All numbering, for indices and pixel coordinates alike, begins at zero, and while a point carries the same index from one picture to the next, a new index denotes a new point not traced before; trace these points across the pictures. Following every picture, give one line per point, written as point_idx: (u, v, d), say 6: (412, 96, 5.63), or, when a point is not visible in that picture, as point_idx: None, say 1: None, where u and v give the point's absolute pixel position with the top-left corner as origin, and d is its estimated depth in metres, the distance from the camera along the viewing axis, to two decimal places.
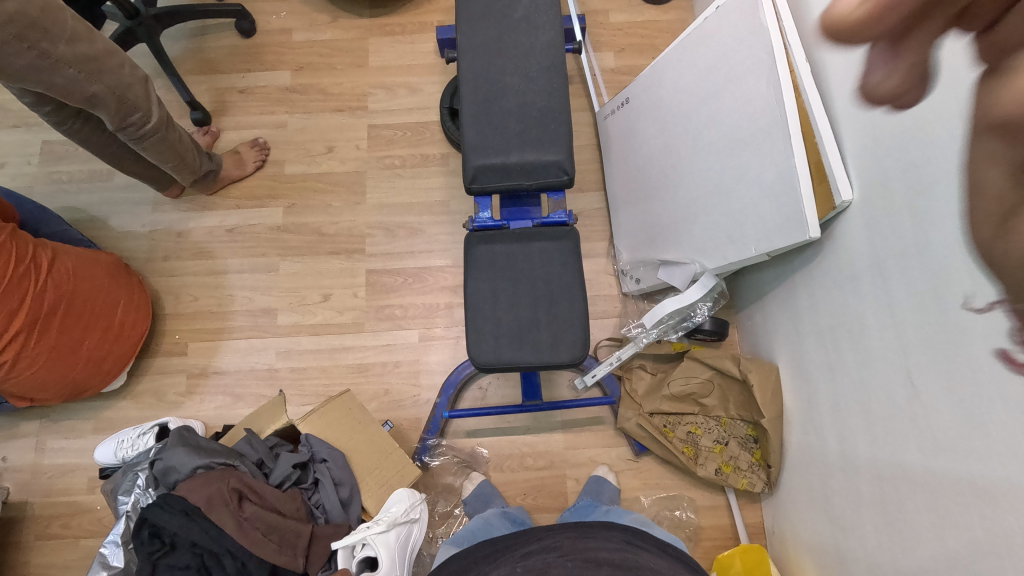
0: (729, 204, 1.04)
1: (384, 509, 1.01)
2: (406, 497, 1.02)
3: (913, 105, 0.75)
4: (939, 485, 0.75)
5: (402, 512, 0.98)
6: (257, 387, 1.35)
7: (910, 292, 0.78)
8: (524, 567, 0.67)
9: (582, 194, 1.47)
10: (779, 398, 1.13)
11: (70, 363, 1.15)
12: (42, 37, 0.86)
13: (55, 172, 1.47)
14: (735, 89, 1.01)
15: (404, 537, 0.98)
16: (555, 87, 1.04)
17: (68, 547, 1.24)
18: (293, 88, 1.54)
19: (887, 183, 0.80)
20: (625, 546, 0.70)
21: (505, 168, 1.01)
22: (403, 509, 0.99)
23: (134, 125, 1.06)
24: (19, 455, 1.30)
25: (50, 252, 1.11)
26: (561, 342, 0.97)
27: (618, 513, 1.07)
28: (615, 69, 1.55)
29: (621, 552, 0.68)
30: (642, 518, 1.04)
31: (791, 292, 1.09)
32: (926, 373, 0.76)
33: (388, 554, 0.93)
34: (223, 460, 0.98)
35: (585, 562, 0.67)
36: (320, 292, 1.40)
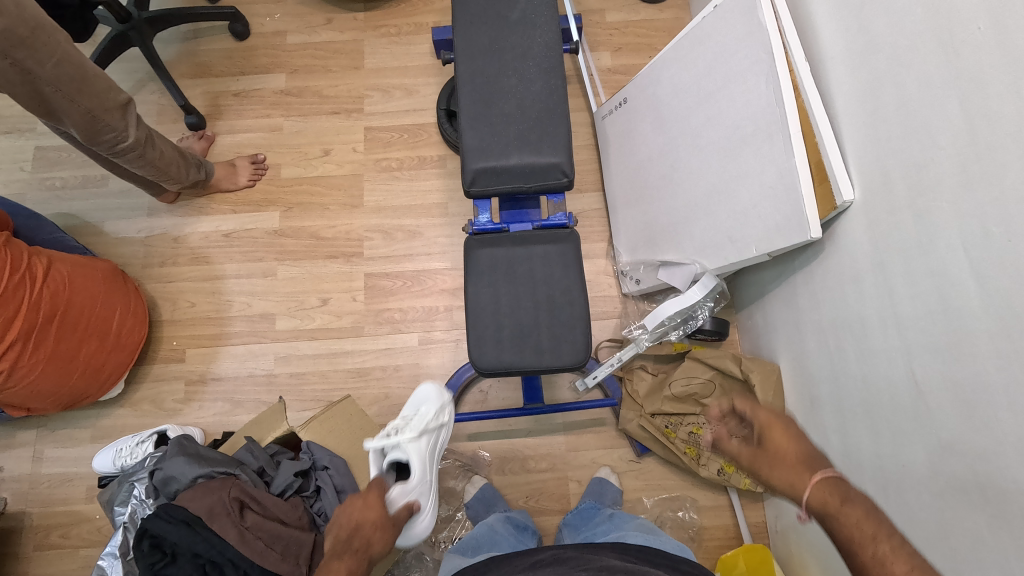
0: (728, 203, 1.04)
1: (409, 413, 1.00)
2: (430, 397, 1.02)
3: (914, 105, 0.75)
4: (944, 484, 0.75)
5: (428, 416, 0.98)
6: (256, 393, 1.34)
7: (912, 292, 0.78)
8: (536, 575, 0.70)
9: (581, 195, 1.47)
10: (779, 398, 1.13)
11: (68, 372, 1.14)
12: (26, 55, 0.88)
13: (48, 178, 1.46)
14: (734, 89, 1.01)
15: (433, 441, 0.98)
16: (553, 89, 1.03)
17: (67, 557, 1.23)
18: (288, 91, 1.53)
19: (888, 182, 0.80)
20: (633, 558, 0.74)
21: (503, 170, 1.00)
22: (428, 414, 0.98)
23: (108, 142, 1.08)
24: (16, 465, 1.29)
25: (45, 260, 1.10)
26: (563, 345, 0.96)
27: (621, 517, 1.07)
28: (612, 68, 1.54)
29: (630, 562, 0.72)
30: (644, 522, 1.04)
31: (792, 292, 1.08)
32: (930, 374, 0.76)
33: (421, 456, 0.93)
34: (223, 469, 0.97)
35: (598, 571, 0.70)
36: (318, 296, 1.39)
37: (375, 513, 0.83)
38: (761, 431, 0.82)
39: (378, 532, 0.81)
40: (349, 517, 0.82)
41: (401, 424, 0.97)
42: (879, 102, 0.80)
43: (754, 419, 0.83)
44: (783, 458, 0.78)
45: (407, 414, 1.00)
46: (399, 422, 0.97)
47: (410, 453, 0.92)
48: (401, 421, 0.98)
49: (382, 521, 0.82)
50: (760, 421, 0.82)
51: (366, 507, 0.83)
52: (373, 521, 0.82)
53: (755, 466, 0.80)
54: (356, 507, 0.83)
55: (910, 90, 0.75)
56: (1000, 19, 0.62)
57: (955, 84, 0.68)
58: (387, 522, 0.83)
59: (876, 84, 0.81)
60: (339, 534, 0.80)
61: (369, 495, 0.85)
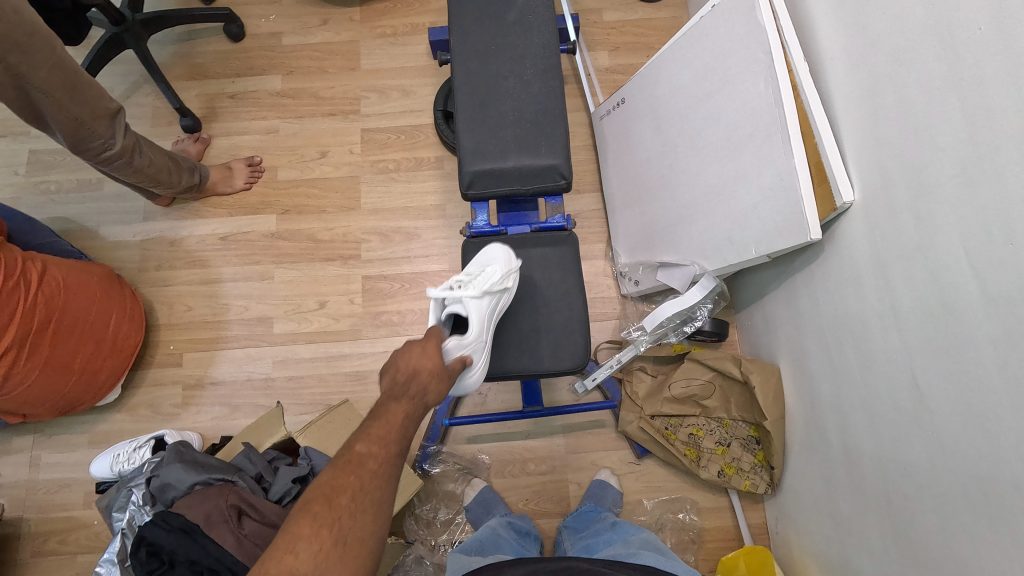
0: (727, 204, 1.04)
1: (472, 271, 0.91)
2: (496, 259, 0.93)
3: (915, 106, 0.74)
4: (946, 487, 0.74)
5: (491, 275, 0.89)
6: (254, 397, 1.33)
7: (914, 294, 0.77)
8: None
9: (580, 196, 1.46)
10: (780, 399, 1.12)
11: (63, 377, 1.13)
12: (19, 59, 0.87)
13: (42, 182, 1.45)
14: (732, 89, 1.00)
15: (495, 301, 0.88)
16: (550, 90, 1.03)
17: (65, 563, 1.23)
18: (284, 93, 1.52)
19: (888, 184, 0.80)
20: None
21: (501, 173, 1.00)
22: (495, 273, 0.89)
23: (94, 149, 1.07)
24: (14, 471, 1.28)
25: (40, 265, 1.09)
26: (562, 349, 0.96)
27: (625, 527, 1.06)
28: (610, 68, 1.53)
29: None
30: (651, 538, 1.01)
31: (792, 293, 1.08)
32: (931, 376, 0.75)
33: (480, 312, 0.84)
34: (221, 475, 0.97)
35: None
36: (316, 299, 1.39)
37: (433, 362, 0.75)
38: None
39: (436, 380, 0.74)
40: (405, 361, 0.74)
41: (462, 281, 0.88)
42: (879, 103, 0.80)
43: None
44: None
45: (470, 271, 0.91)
46: (460, 278, 0.88)
47: (468, 307, 0.83)
48: (462, 278, 0.89)
49: (438, 371, 0.75)
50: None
51: (423, 356, 0.75)
52: (429, 371, 0.74)
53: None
54: (414, 354, 0.75)
55: (910, 92, 0.75)
56: (1002, 20, 0.61)
57: (955, 85, 0.68)
58: (443, 373, 0.75)
59: (876, 84, 0.80)
60: (393, 374, 0.74)
61: (425, 346, 0.76)
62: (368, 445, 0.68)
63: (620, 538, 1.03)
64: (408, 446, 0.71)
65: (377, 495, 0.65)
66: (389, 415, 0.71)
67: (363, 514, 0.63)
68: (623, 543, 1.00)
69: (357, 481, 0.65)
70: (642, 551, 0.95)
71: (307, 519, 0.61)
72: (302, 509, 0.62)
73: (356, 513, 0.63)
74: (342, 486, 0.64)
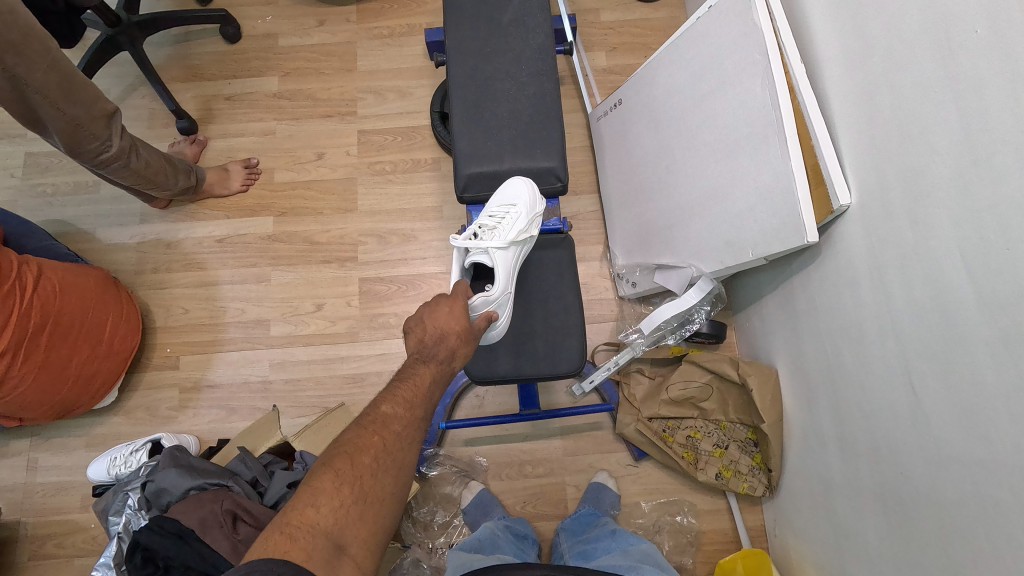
0: (724, 206, 1.03)
1: (495, 214, 0.94)
2: (520, 198, 0.94)
3: (912, 109, 0.73)
4: (943, 491, 0.74)
5: (513, 220, 0.92)
6: (251, 400, 1.33)
7: (911, 298, 0.77)
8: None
9: (577, 197, 1.46)
10: (778, 401, 1.12)
11: (60, 381, 1.13)
12: (16, 61, 0.87)
13: (38, 184, 1.44)
14: (729, 90, 1.00)
15: (517, 249, 0.92)
16: (545, 92, 1.02)
17: (62, 567, 1.23)
18: (281, 94, 1.52)
19: (885, 187, 0.79)
20: None
21: (496, 175, 0.99)
22: (518, 217, 0.92)
23: (91, 152, 1.06)
24: (11, 474, 1.28)
25: (35, 268, 1.09)
26: (558, 353, 0.95)
27: (625, 535, 1.06)
28: (607, 69, 1.53)
29: None
30: (650, 550, 1.02)
31: (789, 295, 1.07)
32: (928, 381, 0.75)
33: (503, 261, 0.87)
34: (217, 480, 0.97)
35: None
36: (313, 302, 1.38)
37: (456, 325, 0.78)
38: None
39: (462, 343, 0.77)
40: (431, 325, 0.77)
41: (485, 229, 0.92)
42: (876, 105, 0.79)
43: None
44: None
45: (493, 215, 0.94)
46: (483, 226, 0.92)
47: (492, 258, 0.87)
48: (485, 225, 0.92)
49: (460, 335, 0.78)
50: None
51: (448, 319, 0.78)
52: (453, 334, 0.77)
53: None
54: (439, 317, 0.78)
55: (907, 94, 0.74)
56: (999, 23, 0.61)
57: (952, 89, 0.67)
58: (466, 337, 0.78)
59: (872, 87, 0.80)
60: (419, 337, 0.77)
61: (450, 307, 0.79)
62: (394, 406, 0.70)
63: (619, 546, 1.03)
64: (433, 410, 0.74)
65: (399, 456, 0.67)
66: (415, 378, 0.74)
67: (385, 473, 0.65)
68: (622, 552, 1.01)
69: (381, 442, 0.66)
70: (643, 565, 0.95)
71: (330, 474, 0.61)
72: (325, 464, 0.63)
73: (378, 472, 0.64)
74: (365, 445, 0.65)
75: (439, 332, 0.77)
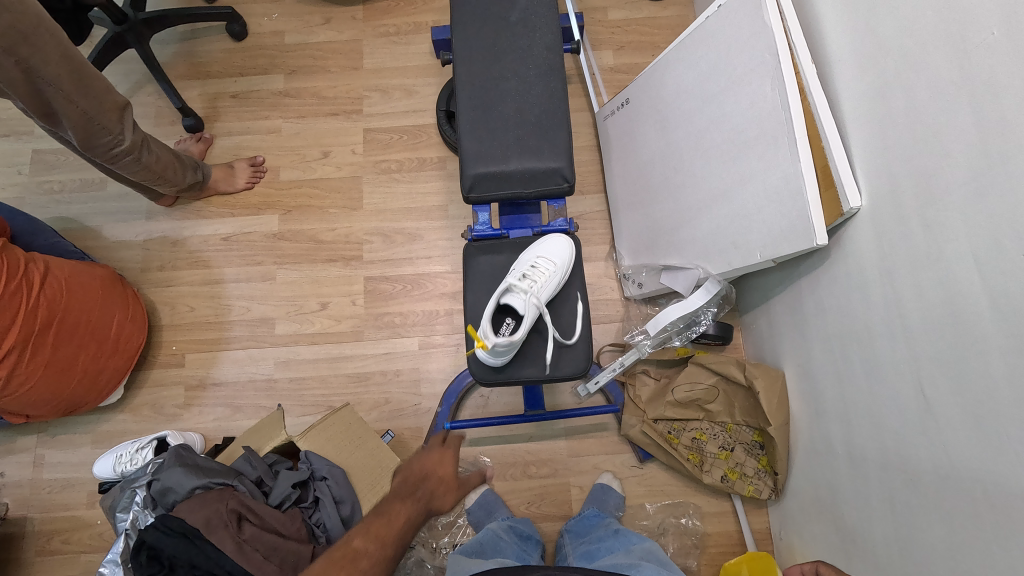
0: (732, 208, 1.02)
1: (542, 261, 0.96)
2: (562, 260, 0.96)
3: (926, 111, 0.72)
4: (952, 497, 0.73)
5: (556, 278, 0.95)
6: (256, 399, 1.33)
7: (923, 304, 0.76)
8: None
9: (583, 197, 1.45)
10: (785, 404, 1.11)
11: (65, 378, 1.13)
12: (30, 52, 0.87)
13: (46, 181, 1.45)
14: (738, 91, 0.99)
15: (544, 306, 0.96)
16: (553, 92, 1.01)
17: (68, 563, 1.23)
18: (287, 92, 1.52)
19: (896, 190, 0.78)
20: None
21: (503, 175, 0.98)
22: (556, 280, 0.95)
23: (103, 146, 1.06)
24: (18, 470, 1.29)
25: (42, 265, 1.09)
26: (564, 355, 0.95)
27: (628, 535, 1.05)
28: (614, 67, 1.52)
29: None
30: (654, 548, 1.00)
31: (798, 297, 1.06)
32: (939, 388, 0.74)
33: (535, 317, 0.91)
34: (222, 479, 0.97)
35: None
36: (318, 300, 1.38)
37: (447, 471, 0.93)
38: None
39: (444, 487, 0.91)
40: (427, 465, 0.92)
41: (529, 275, 0.94)
42: (888, 108, 0.78)
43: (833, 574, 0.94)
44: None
45: (540, 261, 0.96)
46: (529, 270, 0.93)
47: (528, 308, 0.90)
48: (530, 269, 0.94)
49: (451, 480, 0.92)
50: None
51: (441, 463, 0.93)
52: (446, 478, 0.92)
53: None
54: (434, 461, 0.93)
55: (919, 96, 0.73)
56: (1015, 24, 0.60)
57: (967, 91, 0.66)
58: (456, 484, 0.92)
59: (885, 89, 0.79)
60: (407, 475, 0.91)
61: (446, 453, 0.94)
62: (365, 541, 0.78)
63: (621, 547, 1.02)
64: (403, 549, 0.81)
65: None
66: (391, 516, 0.83)
67: None
68: (625, 552, 1.00)
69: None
70: (644, 562, 0.94)
71: None
72: None
73: None
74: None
75: (434, 473, 0.91)
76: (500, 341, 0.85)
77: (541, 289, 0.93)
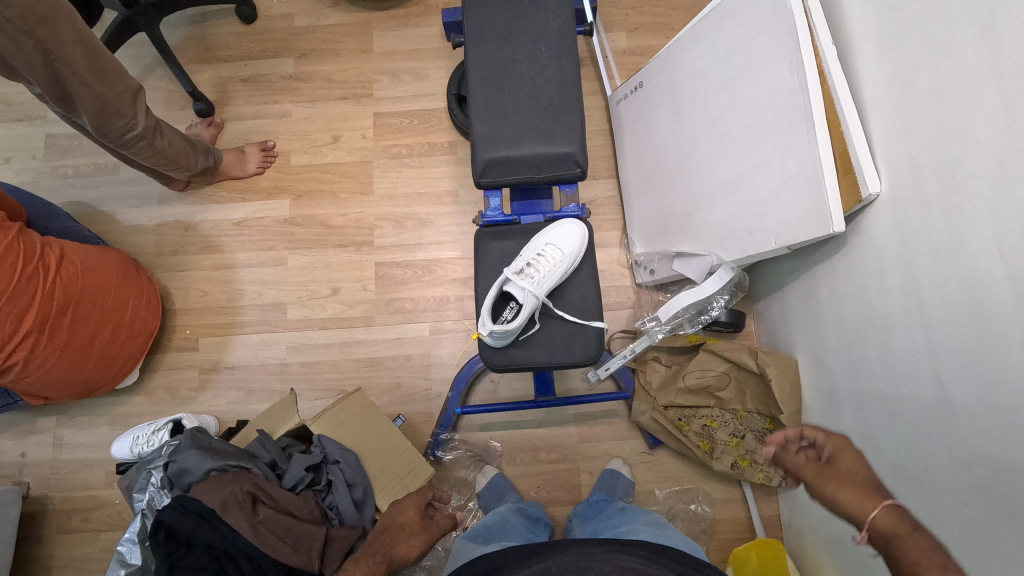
0: (746, 194, 1.01)
1: (550, 249, 0.95)
2: (569, 251, 0.95)
3: (949, 94, 0.71)
4: (966, 486, 0.73)
5: (561, 267, 0.94)
6: (269, 382, 1.34)
7: (942, 293, 0.75)
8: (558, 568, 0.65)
9: (595, 182, 1.44)
10: (797, 392, 1.10)
11: (82, 361, 1.15)
12: (47, 34, 0.87)
13: (59, 166, 1.46)
14: (755, 74, 0.97)
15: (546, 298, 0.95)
16: (565, 76, 1.00)
17: (89, 541, 1.26)
18: (297, 76, 1.51)
19: (918, 175, 0.77)
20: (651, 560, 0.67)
21: (515, 160, 0.97)
22: (560, 271, 0.94)
23: (117, 131, 1.07)
24: (38, 451, 1.31)
25: (58, 249, 1.11)
26: (575, 341, 0.94)
27: (634, 509, 1.06)
28: (627, 50, 1.49)
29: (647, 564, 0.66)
30: (657, 517, 1.02)
31: (812, 285, 1.05)
32: (958, 377, 0.73)
33: (534, 305, 0.90)
34: (237, 462, 0.98)
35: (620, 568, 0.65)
36: (329, 285, 1.39)
37: (409, 516, 0.90)
38: (834, 451, 0.69)
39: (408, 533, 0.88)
40: (390, 517, 0.91)
41: (533, 264, 0.93)
42: (911, 91, 0.77)
43: (827, 438, 0.71)
44: (855, 480, 0.66)
45: (547, 248, 0.95)
46: (534, 259, 0.93)
47: (525, 296, 0.89)
48: (535, 257, 0.93)
49: (414, 526, 0.89)
50: (834, 441, 0.70)
51: (402, 511, 0.91)
52: (407, 524, 0.89)
53: (820, 482, 0.67)
54: (395, 511, 0.91)
55: (945, 78, 0.71)
56: None
57: (995, 72, 0.64)
58: (420, 527, 0.89)
59: (908, 72, 0.77)
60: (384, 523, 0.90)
61: (407, 501, 0.93)
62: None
63: (627, 520, 1.02)
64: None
65: None
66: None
67: None
68: (630, 524, 0.99)
69: None
70: (640, 527, 0.96)
71: None
72: None
73: None
74: None
75: (394, 522, 0.90)
76: (493, 329, 0.86)
77: (542, 279, 0.92)
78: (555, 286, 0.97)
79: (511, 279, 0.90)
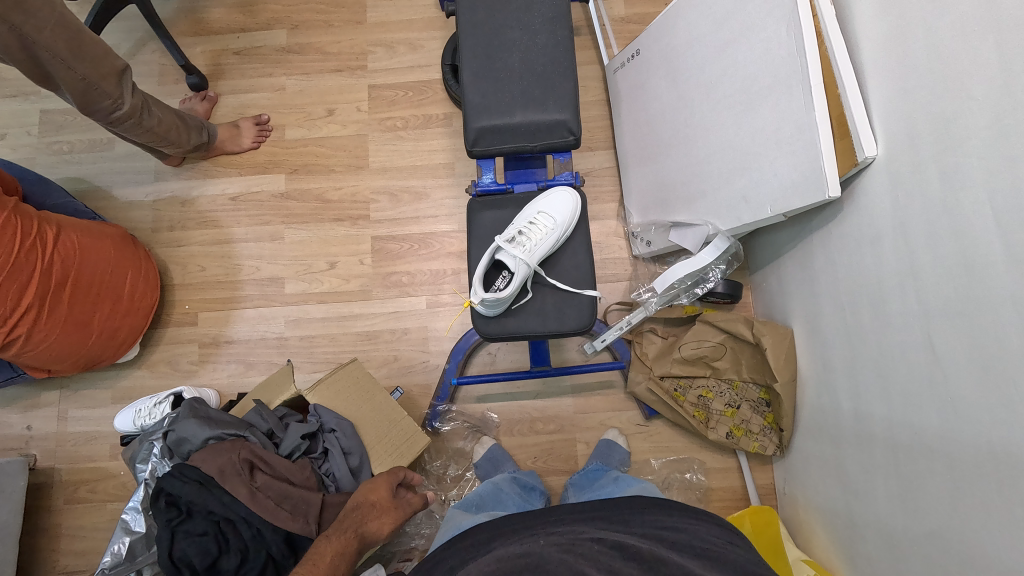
0: (743, 161, 0.99)
1: (541, 217, 0.95)
2: (561, 218, 0.95)
3: (949, 52, 0.69)
4: (955, 450, 0.73)
5: (553, 235, 0.93)
6: (267, 355, 1.35)
7: (935, 256, 0.74)
8: (549, 541, 0.62)
9: (592, 153, 1.42)
10: (792, 360, 1.10)
11: (84, 335, 1.16)
12: (23, 18, 0.87)
13: (55, 142, 1.45)
14: (751, 37, 0.94)
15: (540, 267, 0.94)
16: (559, 41, 0.98)
17: (96, 510, 1.29)
18: (290, 48, 1.49)
19: (914, 138, 0.75)
20: (654, 542, 0.61)
21: (508, 128, 0.96)
22: (551, 238, 0.93)
23: (103, 110, 1.06)
24: (44, 424, 1.33)
25: (56, 226, 1.11)
26: (568, 309, 0.94)
27: (626, 480, 1.04)
28: (626, 18, 1.47)
29: (651, 545, 0.60)
30: (650, 487, 0.98)
31: (808, 254, 1.04)
32: (949, 340, 0.73)
33: (526, 273, 0.90)
34: (234, 431, 1.01)
35: (611, 546, 0.61)
36: (326, 260, 1.39)
37: (381, 494, 0.94)
38: None
39: (384, 512, 0.93)
40: (360, 494, 0.94)
41: (525, 231, 0.93)
42: (910, 52, 0.75)
43: None
44: None
45: (539, 217, 0.95)
46: (525, 226, 0.93)
47: (517, 265, 0.89)
48: (527, 225, 0.93)
49: (385, 504, 0.94)
50: None
51: (374, 489, 0.95)
52: (378, 502, 0.94)
53: None
54: (366, 488, 0.95)
55: (945, 35, 0.70)
56: None
57: (996, 29, 0.63)
58: (391, 505, 0.94)
59: (906, 28, 0.75)
60: (357, 500, 0.93)
61: (379, 480, 0.96)
62: None
63: (620, 489, 1.00)
64: None
65: None
66: (317, 557, 0.84)
67: None
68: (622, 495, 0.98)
69: None
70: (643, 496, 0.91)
71: None
72: None
73: None
74: None
75: (365, 499, 0.93)
76: (484, 298, 0.86)
77: (534, 247, 0.91)
78: (548, 254, 0.96)
79: (503, 247, 0.90)
